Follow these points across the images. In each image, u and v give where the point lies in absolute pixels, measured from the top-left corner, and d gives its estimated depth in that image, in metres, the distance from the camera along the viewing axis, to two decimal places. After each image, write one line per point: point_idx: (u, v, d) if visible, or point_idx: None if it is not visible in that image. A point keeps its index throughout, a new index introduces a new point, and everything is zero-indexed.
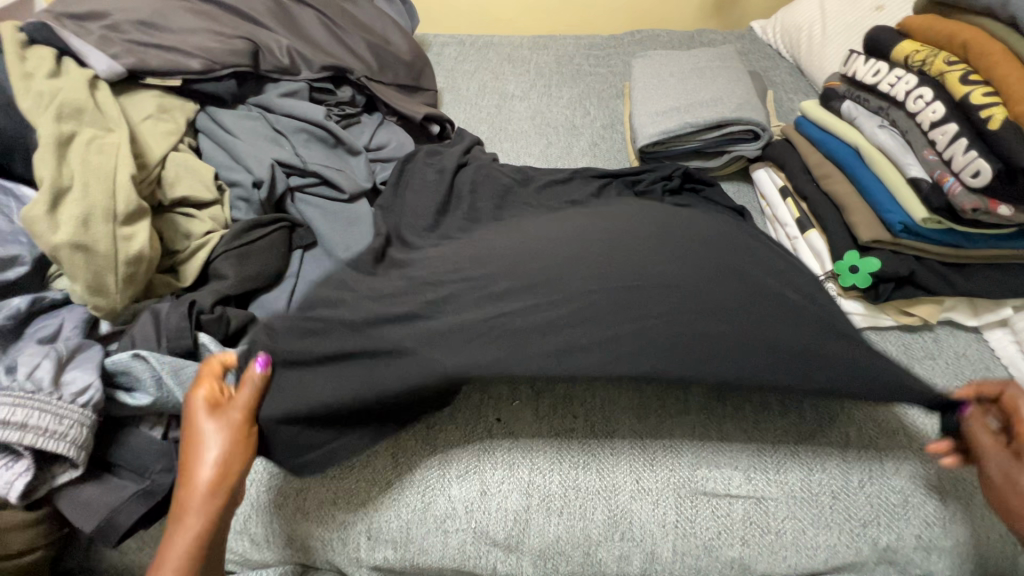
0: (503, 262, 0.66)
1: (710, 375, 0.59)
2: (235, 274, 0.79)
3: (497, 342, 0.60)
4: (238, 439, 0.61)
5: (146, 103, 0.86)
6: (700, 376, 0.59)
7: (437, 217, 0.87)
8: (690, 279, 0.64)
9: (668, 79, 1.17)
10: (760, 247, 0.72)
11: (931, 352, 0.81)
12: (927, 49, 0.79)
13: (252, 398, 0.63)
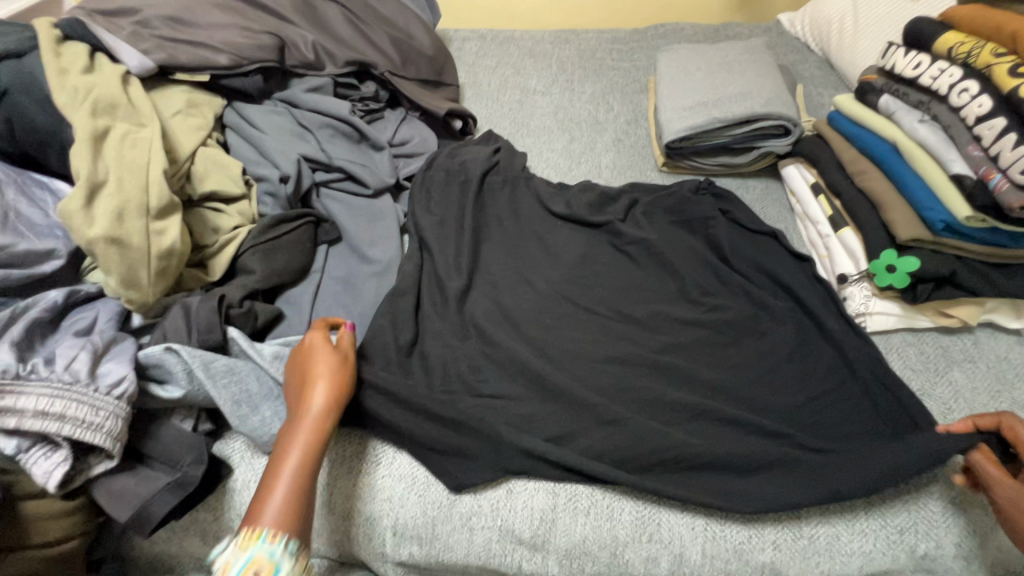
0: (523, 315, 0.81)
1: (696, 408, 0.70)
2: (263, 269, 0.80)
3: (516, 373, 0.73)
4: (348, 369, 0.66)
5: (176, 98, 0.87)
6: (687, 406, 0.71)
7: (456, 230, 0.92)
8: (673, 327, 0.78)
9: (695, 73, 1.15)
10: (754, 298, 0.82)
11: (971, 355, 0.78)
12: (973, 40, 0.76)
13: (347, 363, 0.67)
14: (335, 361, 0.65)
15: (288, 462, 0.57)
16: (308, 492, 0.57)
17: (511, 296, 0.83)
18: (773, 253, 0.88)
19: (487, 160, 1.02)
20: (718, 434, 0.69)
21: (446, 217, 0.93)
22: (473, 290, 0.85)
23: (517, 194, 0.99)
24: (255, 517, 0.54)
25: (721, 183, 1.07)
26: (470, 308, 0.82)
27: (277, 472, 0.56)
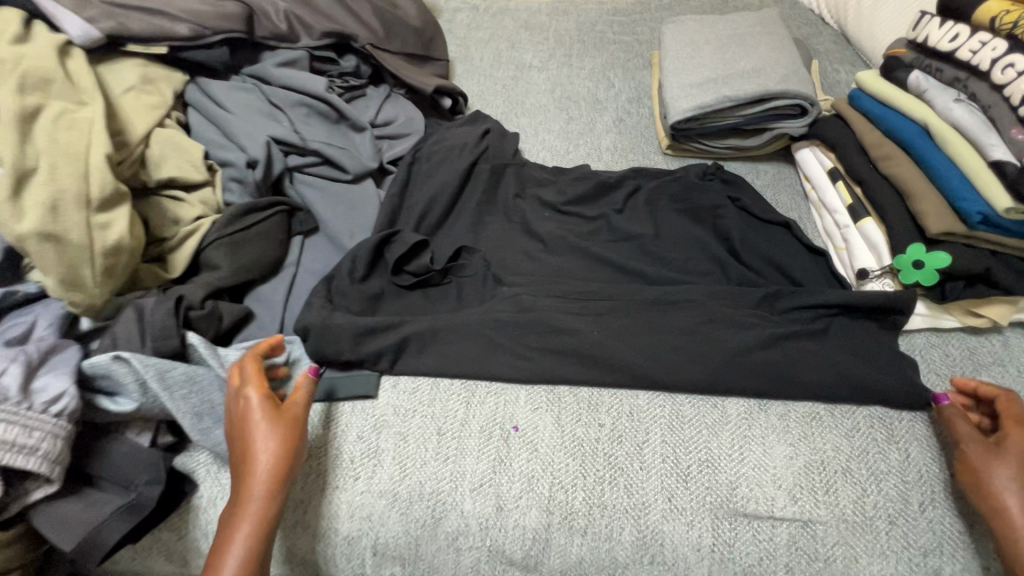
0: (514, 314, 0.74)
1: None
2: (229, 265, 0.73)
3: None
4: (291, 422, 0.60)
5: (129, 72, 0.78)
6: None
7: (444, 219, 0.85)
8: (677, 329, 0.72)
9: (704, 46, 1.06)
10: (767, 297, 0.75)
11: (1000, 357, 0.72)
12: (1021, 7, 0.67)
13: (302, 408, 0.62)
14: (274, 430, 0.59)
15: (235, 546, 0.55)
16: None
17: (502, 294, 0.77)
18: (786, 247, 0.82)
19: (473, 147, 0.93)
20: None
21: (435, 204, 0.86)
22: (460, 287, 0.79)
23: (508, 183, 0.91)
24: None
25: (729, 167, 1.00)
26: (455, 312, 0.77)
27: (216, 574, 0.54)
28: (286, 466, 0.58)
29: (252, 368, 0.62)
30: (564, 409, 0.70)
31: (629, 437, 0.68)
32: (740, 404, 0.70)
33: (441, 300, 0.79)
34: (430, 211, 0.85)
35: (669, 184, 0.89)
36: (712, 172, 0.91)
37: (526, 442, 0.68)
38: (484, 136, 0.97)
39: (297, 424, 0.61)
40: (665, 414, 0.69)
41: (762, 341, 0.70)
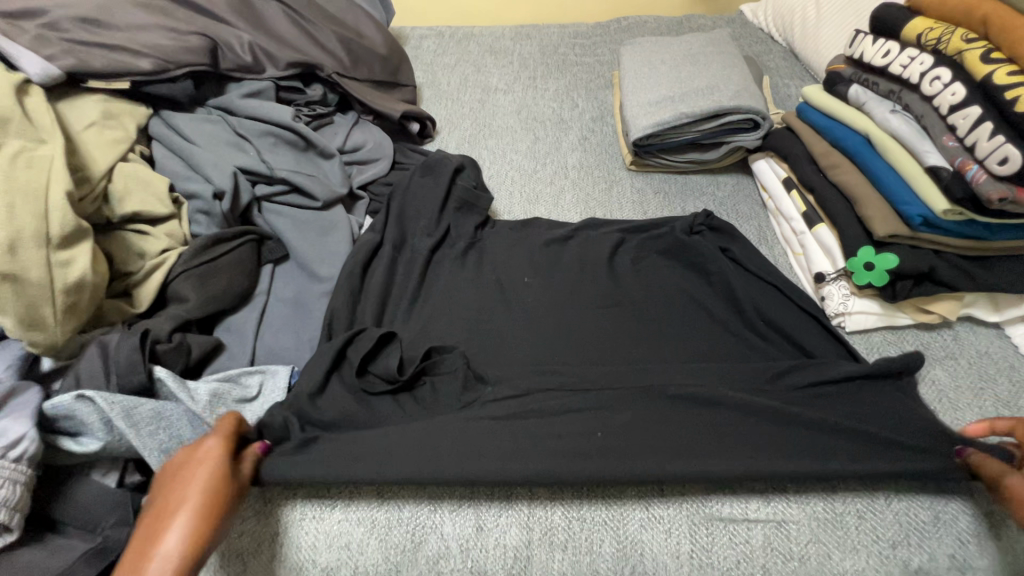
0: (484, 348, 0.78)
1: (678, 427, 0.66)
2: (197, 297, 0.72)
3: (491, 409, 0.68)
4: (224, 487, 0.52)
5: (90, 108, 0.77)
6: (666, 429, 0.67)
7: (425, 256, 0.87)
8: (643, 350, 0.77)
9: (660, 66, 1.11)
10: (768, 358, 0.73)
11: (952, 352, 0.76)
12: (943, 26, 0.73)
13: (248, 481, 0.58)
14: (222, 495, 0.52)
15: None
16: None
17: (476, 338, 0.79)
18: (782, 310, 0.79)
19: (434, 229, 0.90)
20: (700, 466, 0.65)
21: (416, 237, 0.90)
22: (435, 384, 0.72)
23: (481, 207, 0.94)
24: None
25: (691, 181, 1.04)
26: (437, 409, 0.70)
27: None
28: (207, 536, 0.49)
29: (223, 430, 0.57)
30: None
31: None
32: None
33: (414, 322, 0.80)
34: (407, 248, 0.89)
35: (649, 233, 0.91)
36: (699, 223, 0.90)
37: None
38: (448, 200, 0.93)
39: (230, 494, 0.52)
40: None
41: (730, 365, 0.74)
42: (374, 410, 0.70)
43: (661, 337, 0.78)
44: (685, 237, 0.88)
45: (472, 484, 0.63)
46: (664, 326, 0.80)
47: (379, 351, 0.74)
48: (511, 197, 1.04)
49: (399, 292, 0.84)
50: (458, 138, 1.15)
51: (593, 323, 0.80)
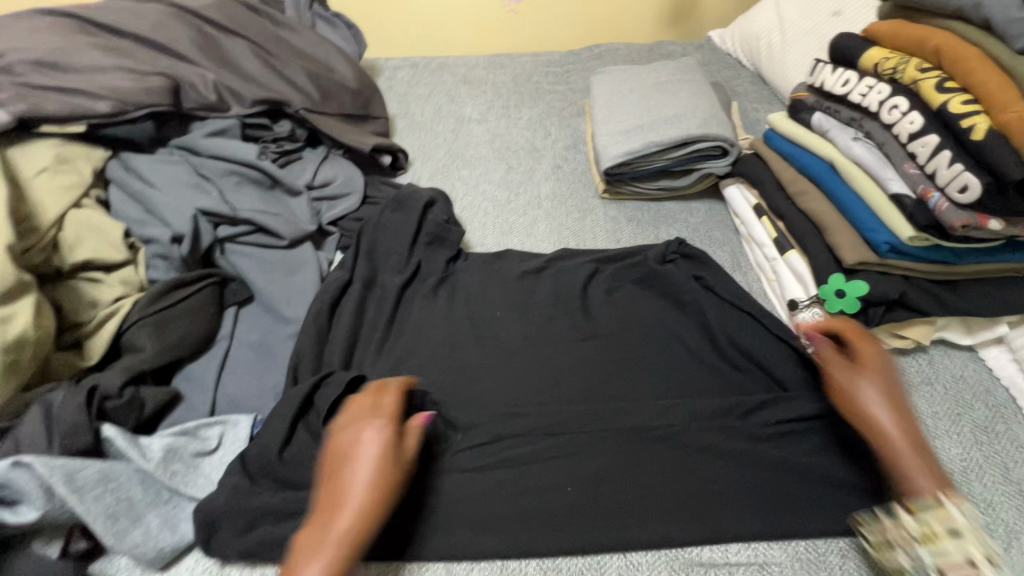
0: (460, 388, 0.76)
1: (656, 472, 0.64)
2: (154, 346, 0.69)
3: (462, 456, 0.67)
4: (394, 474, 0.58)
5: (42, 153, 0.75)
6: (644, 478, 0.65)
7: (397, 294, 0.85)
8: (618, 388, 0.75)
9: (630, 95, 1.12)
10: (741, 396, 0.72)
11: (927, 377, 0.75)
12: (899, 55, 0.74)
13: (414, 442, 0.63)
14: (385, 465, 0.58)
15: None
16: None
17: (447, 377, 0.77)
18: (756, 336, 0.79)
19: (405, 265, 0.88)
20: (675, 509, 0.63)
21: (385, 273, 0.88)
22: None
23: (453, 240, 0.92)
24: None
25: (663, 208, 1.04)
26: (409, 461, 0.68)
27: None
28: (376, 518, 0.55)
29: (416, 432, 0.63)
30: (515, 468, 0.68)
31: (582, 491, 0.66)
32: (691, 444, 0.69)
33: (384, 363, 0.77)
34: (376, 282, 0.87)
35: (622, 262, 0.90)
36: (672, 252, 0.90)
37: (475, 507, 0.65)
38: (419, 234, 0.92)
39: (395, 485, 0.58)
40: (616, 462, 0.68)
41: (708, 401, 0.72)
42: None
43: (635, 370, 0.77)
44: (658, 267, 0.87)
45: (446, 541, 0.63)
46: (640, 360, 0.78)
47: (347, 395, 0.71)
48: (484, 229, 1.03)
49: (368, 332, 0.81)
50: (431, 169, 1.14)
51: (566, 358, 0.79)
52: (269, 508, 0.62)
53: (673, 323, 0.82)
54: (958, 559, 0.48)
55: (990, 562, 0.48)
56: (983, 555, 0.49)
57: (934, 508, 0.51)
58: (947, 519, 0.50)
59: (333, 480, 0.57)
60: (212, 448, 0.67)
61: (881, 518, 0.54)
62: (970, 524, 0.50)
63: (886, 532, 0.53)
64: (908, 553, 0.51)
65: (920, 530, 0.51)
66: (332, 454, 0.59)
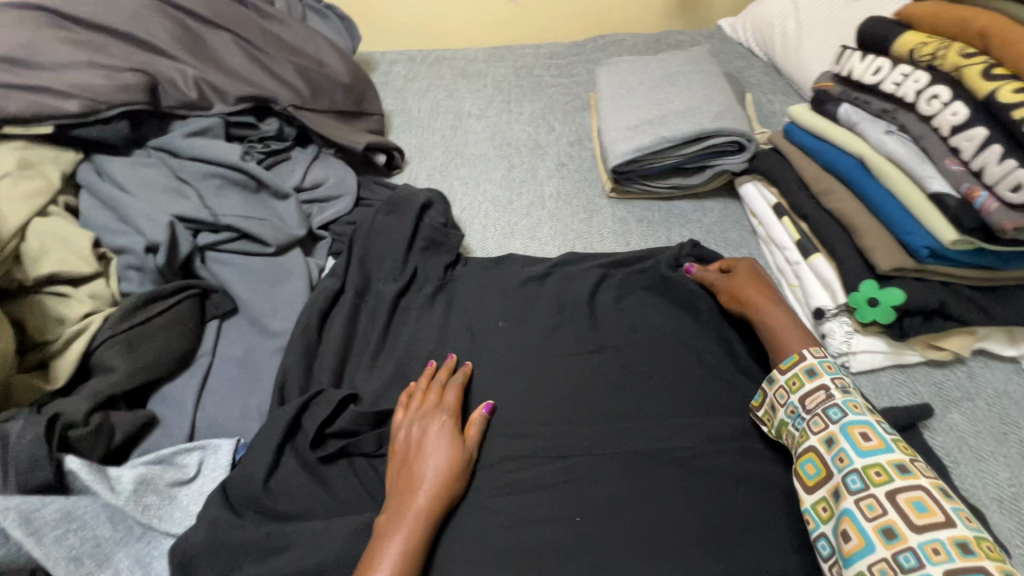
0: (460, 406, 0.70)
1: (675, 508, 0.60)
2: (126, 365, 0.64)
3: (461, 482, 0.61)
4: (461, 465, 0.62)
5: (5, 157, 0.70)
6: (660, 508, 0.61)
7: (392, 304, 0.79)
8: (631, 406, 0.69)
9: (638, 87, 1.05)
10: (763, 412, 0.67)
11: (968, 392, 0.69)
12: (936, 40, 0.68)
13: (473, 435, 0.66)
14: (451, 457, 0.62)
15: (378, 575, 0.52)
16: None
17: None
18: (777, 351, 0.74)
19: (401, 271, 0.82)
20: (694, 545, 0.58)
21: (378, 280, 0.82)
22: None
23: (452, 245, 0.86)
24: None
25: (675, 208, 0.98)
26: None
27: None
28: (448, 503, 0.59)
29: (478, 423, 0.66)
30: (521, 496, 0.62)
31: (593, 521, 0.60)
32: (711, 470, 0.63)
33: (377, 380, 0.72)
34: (370, 291, 0.81)
35: (631, 265, 0.84)
36: (685, 254, 0.84)
37: (477, 542, 0.59)
38: (415, 239, 0.85)
39: (461, 475, 0.62)
40: (629, 489, 0.62)
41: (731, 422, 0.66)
42: (333, 491, 0.62)
43: (649, 387, 0.71)
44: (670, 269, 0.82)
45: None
46: (655, 374, 0.72)
47: (336, 414, 0.66)
48: (484, 231, 0.97)
49: (360, 345, 0.75)
50: (428, 168, 1.08)
51: (574, 372, 0.73)
52: (251, 545, 0.56)
53: (689, 333, 0.76)
54: (815, 391, 0.60)
55: (842, 388, 0.59)
56: (836, 384, 0.60)
57: (795, 362, 0.63)
58: (806, 366, 0.62)
59: (401, 469, 0.61)
60: (190, 476, 0.62)
61: (763, 390, 0.64)
62: (823, 364, 0.62)
63: (768, 402, 0.64)
64: (782, 407, 0.62)
65: (785, 379, 0.62)
66: (401, 446, 0.63)
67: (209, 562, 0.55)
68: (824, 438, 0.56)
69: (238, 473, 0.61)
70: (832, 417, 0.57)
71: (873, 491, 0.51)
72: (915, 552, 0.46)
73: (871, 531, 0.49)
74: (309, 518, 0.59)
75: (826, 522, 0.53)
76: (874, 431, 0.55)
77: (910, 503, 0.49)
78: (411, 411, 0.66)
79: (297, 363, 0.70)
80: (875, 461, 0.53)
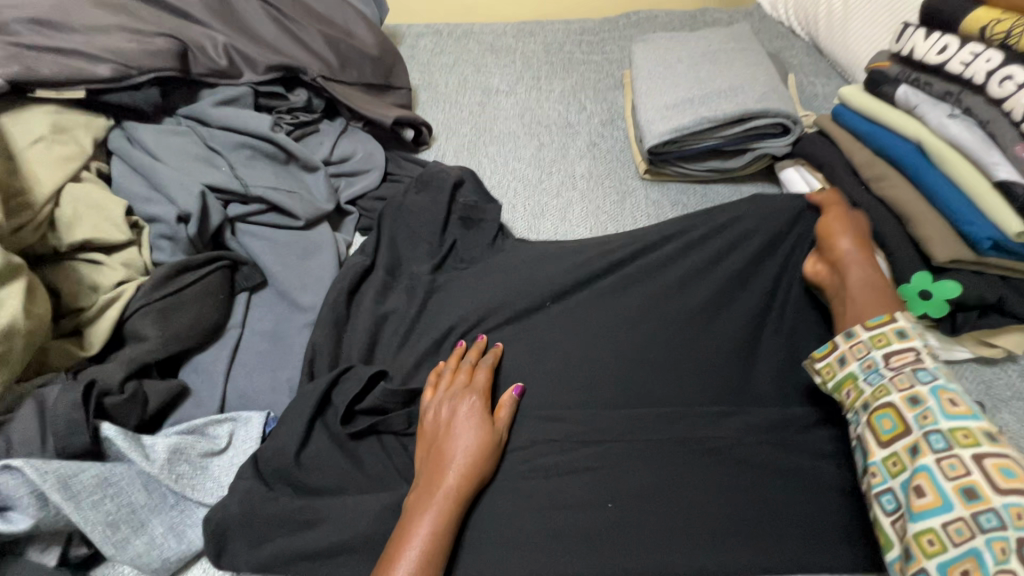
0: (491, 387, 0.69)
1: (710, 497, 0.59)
2: (158, 335, 0.64)
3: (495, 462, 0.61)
4: (490, 447, 0.61)
5: (37, 120, 0.69)
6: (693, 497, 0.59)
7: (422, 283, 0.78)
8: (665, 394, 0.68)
9: (677, 65, 1.01)
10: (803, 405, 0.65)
11: (1020, 391, 0.66)
12: (1011, 16, 0.63)
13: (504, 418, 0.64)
14: (481, 438, 0.60)
15: (408, 552, 0.52)
16: None
17: None
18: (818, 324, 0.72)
19: (436, 249, 0.81)
20: (730, 537, 0.57)
21: (408, 257, 0.81)
22: None
23: (490, 219, 0.84)
24: None
25: (711, 192, 0.95)
26: None
27: (399, 553, 0.51)
28: (477, 484, 0.58)
29: (508, 405, 0.64)
30: (552, 480, 0.61)
31: (626, 509, 0.59)
32: (749, 462, 0.61)
33: (406, 358, 0.71)
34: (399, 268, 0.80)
35: None
36: None
37: (509, 524, 0.58)
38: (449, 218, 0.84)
39: (491, 457, 0.60)
40: (663, 478, 0.61)
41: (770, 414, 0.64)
42: (364, 467, 0.62)
43: (685, 373, 0.69)
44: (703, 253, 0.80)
45: (476, 560, 0.56)
46: (697, 359, 0.70)
47: (366, 391, 0.66)
48: (514, 211, 0.95)
49: (389, 323, 0.74)
50: (456, 145, 1.06)
51: (606, 357, 0.71)
52: (284, 518, 0.56)
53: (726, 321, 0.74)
54: (904, 351, 0.57)
55: (932, 353, 0.56)
56: (924, 350, 0.57)
57: (884, 321, 0.60)
58: (897, 328, 0.59)
59: (430, 448, 0.60)
60: (222, 447, 0.61)
61: (837, 342, 0.61)
62: (914, 330, 0.59)
63: (839, 355, 0.60)
64: (858, 360, 0.59)
65: (869, 337, 0.59)
66: (430, 425, 0.62)
67: (244, 532, 0.56)
68: (908, 396, 0.53)
69: (269, 447, 0.61)
70: (921, 379, 0.54)
71: (957, 453, 0.49)
72: (997, 513, 0.45)
73: (951, 491, 0.47)
74: (341, 493, 0.59)
75: (894, 477, 0.51)
76: (961, 398, 0.52)
77: (997, 468, 0.47)
78: (439, 391, 0.65)
79: (328, 338, 0.70)
80: (962, 425, 0.50)
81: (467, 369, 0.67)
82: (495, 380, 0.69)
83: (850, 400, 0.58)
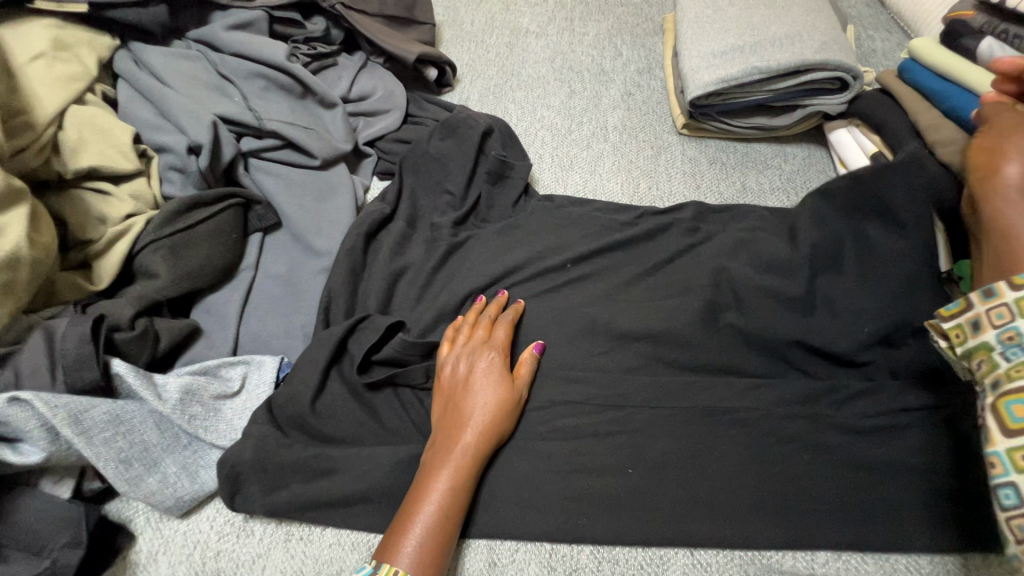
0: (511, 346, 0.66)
1: (734, 470, 0.57)
2: (168, 271, 0.61)
3: (517, 421, 0.60)
4: (510, 406, 0.58)
5: (37, 35, 0.63)
6: (717, 469, 0.57)
7: (442, 234, 0.74)
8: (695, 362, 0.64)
9: (728, 7, 0.92)
10: (840, 381, 0.62)
11: None
12: None
13: (523, 375, 0.61)
14: (501, 396, 0.58)
15: (426, 506, 0.51)
16: (449, 535, 0.50)
17: None
18: None
19: (460, 203, 0.77)
20: (751, 512, 0.56)
21: (430, 207, 0.77)
22: None
23: (519, 176, 0.79)
24: (390, 557, 0.48)
25: (752, 152, 0.89)
26: None
27: (416, 506, 0.51)
28: (496, 441, 0.57)
29: (528, 363, 0.62)
30: (572, 443, 0.59)
31: (646, 476, 0.57)
32: (779, 436, 0.59)
33: (425, 311, 0.68)
34: (420, 218, 0.76)
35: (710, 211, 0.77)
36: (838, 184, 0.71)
37: (527, 483, 0.57)
38: (476, 171, 0.79)
39: (509, 415, 0.58)
40: (687, 446, 0.58)
41: (805, 389, 0.61)
42: (379, 418, 0.60)
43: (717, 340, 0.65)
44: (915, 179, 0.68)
45: (494, 517, 0.56)
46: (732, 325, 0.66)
47: (382, 343, 0.63)
48: (541, 162, 0.89)
49: (408, 273, 0.71)
50: (482, 89, 0.99)
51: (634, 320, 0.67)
52: (299, 465, 0.55)
53: None
54: None
55: None
56: None
57: None
58: None
59: (447, 402, 0.58)
60: (236, 390, 0.60)
61: (965, 304, 0.46)
62: None
63: (971, 315, 0.46)
64: (994, 326, 0.44)
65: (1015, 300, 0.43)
66: (448, 380, 0.59)
67: (260, 475, 0.55)
68: None
69: (283, 393, 0.59)
70: None
71: None
72: None
73: None
74: (355, 444, 0.58)
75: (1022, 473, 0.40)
76: None
77: None
78: (457, 345, 0.62)
79: (343, 286, 0.67)
80: None
81: (487, 324, 0.64)
82: (517, 339, 0.66)
83: (978, 371, 0.45)
